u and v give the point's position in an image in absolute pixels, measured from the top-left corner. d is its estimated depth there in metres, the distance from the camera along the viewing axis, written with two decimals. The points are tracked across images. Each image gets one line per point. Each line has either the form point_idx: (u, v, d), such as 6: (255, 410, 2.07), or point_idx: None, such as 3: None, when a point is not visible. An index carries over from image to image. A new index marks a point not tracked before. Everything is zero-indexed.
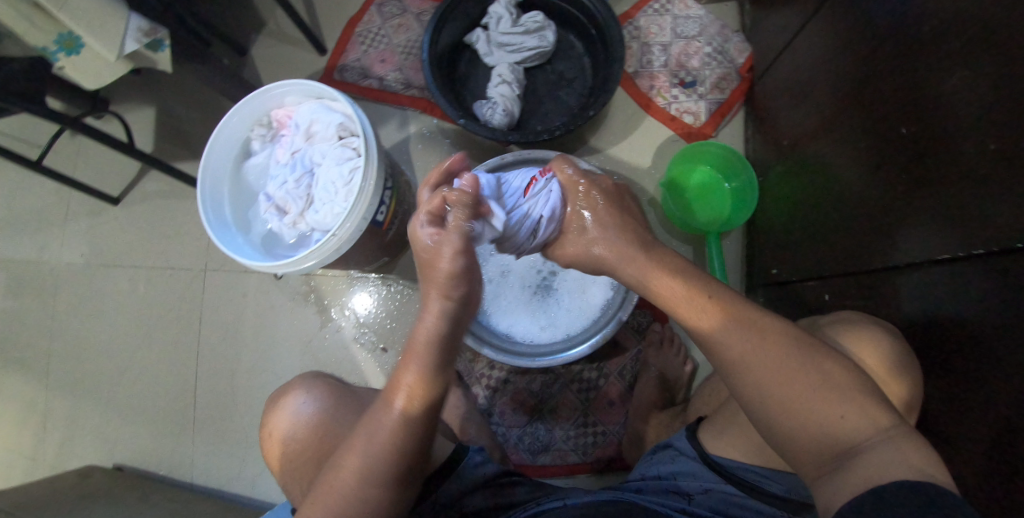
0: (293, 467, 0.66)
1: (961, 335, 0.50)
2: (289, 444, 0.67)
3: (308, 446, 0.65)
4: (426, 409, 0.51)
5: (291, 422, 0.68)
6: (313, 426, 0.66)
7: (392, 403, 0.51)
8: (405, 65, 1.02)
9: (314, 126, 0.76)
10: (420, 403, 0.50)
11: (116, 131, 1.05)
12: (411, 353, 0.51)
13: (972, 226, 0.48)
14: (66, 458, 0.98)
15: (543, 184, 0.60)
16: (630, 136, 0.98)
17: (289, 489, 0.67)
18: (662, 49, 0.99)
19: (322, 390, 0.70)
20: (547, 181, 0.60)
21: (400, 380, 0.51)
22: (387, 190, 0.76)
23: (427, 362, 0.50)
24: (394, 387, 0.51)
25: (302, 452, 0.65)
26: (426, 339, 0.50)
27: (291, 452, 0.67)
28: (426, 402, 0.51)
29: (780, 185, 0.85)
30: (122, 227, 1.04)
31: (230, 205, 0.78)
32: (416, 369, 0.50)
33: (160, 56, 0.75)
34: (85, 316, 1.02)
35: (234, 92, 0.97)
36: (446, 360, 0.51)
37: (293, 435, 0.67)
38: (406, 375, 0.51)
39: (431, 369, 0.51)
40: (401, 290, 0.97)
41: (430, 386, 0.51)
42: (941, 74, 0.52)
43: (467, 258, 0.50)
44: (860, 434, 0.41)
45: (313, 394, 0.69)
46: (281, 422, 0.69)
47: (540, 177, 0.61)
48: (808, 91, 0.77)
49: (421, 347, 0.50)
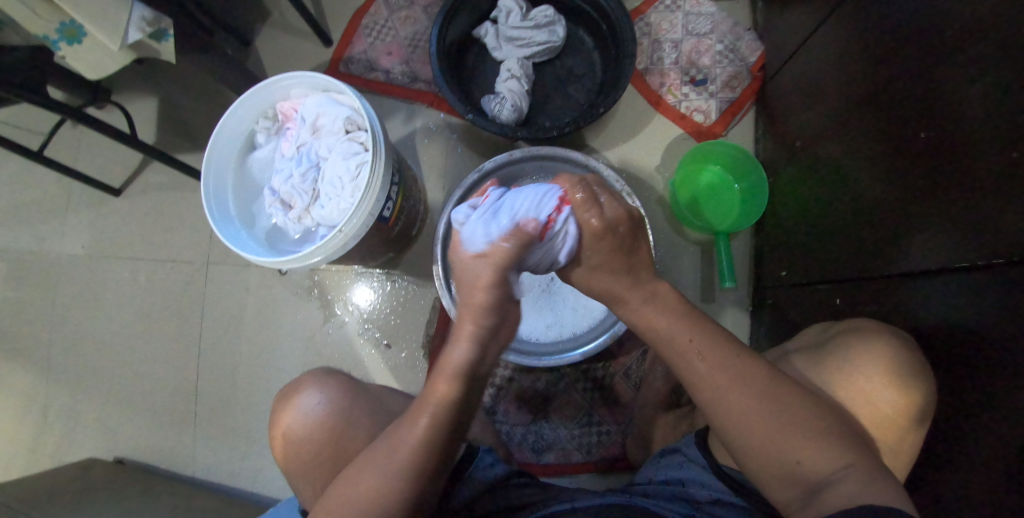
0: (307, 466, 0.65)
1: (974, 344, 0.49)
2: (299, 444, 0.66)
3: (323, 447, 0.65)
4: (450, 428, 0.52)
5: (300, 423, 0.67)
6: (325, 428, 0.66)
7: (416, 419, 0.52)
8: (411, 58, 1.01)
9: (321, 119, 0.74)
10: (445, 421, 0.52)
11: (118, 121, 1.04)
12: (439, 373, 0.53)
13: (991, 234, 0.47)
14: (66, 449, 0.97)
15: (561, 225, 0.55)
16: (639, 134, 0.97)
17: (300, 490, 0.67)
18: (673, 46, 0.98)
19: (333, 393, 0.69)
20: (565, 222, 0.55)
21: (427, 395, 0.53)
22: (393, 185, 0.75)
23: (454, 385, 0.53)
24: (420, 404, 0.53)
25: (316, 453, 0.65)
26: (458, 361, 0.53)
27: (303, 454, 0.66)
28: (450, 422, 0.52)
29: (791, 186, 0.84)
30: (124, 219, 1.03)
31: (234, 199, 0.77)
32: (442, 388, 0.52)
33: (164, 46, 0.74)
34: (87, 308, 1.01)
35: (238, 83, 0.95)
36: (472, 388, 0.54)
37: (305, 436, 0.66)
38: (433, 395, 0.53)
39: (456, 392, 0.53)
40: (404, 286, 0.96)
41: (455, 407, 0.52)
42: (963, 77, 0.51)
43: (497, 291, 0.53)
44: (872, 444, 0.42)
45: (324, 396, 0.69)
46: (291, 424, 0.68)
47: (557, 217, 0.55)
48: (821, 92, 0.76)
49: (449, 371, 0.53)
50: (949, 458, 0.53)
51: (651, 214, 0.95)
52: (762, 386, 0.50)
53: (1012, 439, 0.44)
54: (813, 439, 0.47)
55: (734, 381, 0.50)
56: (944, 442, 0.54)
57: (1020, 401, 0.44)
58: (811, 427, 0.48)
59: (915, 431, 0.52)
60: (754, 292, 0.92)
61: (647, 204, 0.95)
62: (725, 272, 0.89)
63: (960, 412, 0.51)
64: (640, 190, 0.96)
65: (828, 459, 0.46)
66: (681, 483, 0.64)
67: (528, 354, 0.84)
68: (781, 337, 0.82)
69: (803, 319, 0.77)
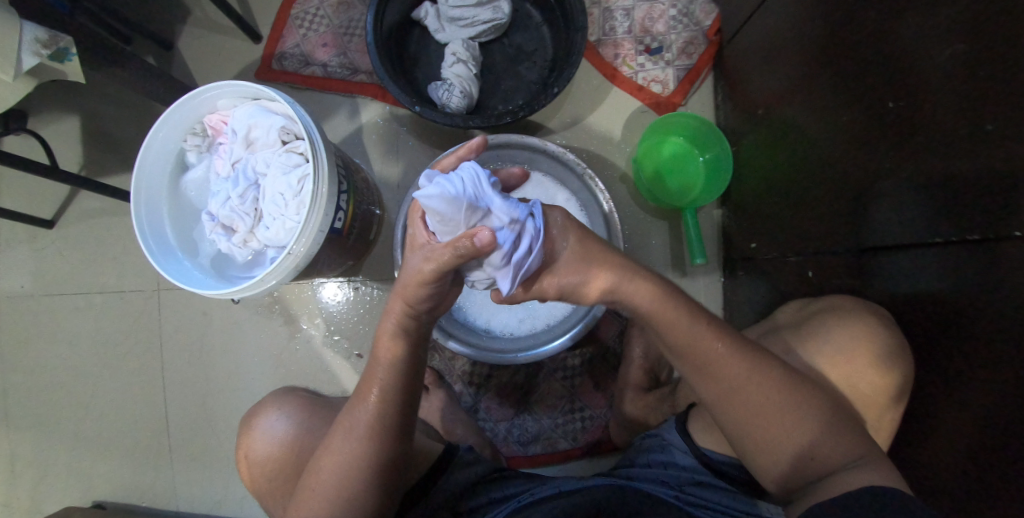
0: (272, 485, 0.64)
1: (948, 316, 0.50)
2: (264, 465, 0.65)
3: (285, 465, 0.63)
4: (401, 399, 0.53)
5: (264, 438, 0.66)
6: (286, 445, 0.64)
7: (367, 397, 0.53)
8: (349, 48, 0.94)
9: (253, 131, 0.69)
10: (393, 391, 0.53)
11: (36, 151, 0.95)
12: (379, 352, 0.54)
13: (962, 212, 0.47)
14: (41, 499, 0.93)
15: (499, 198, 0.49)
16: (597, 110, 0.93)
17: (272, 509, 0.66)
18: (625, 13, 0.93)
19: (295, 405, 0.68)
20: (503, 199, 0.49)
21: (372, 373, 0.54)
22: (342, 194, 0.71)
23: (395, 358, 0.54)
24: (368, 382, 0.54)
25: (280, 470, 0.63)
26: (392, 335, 0.54)
27: (267, 472, 0.65)
28: (399, 391, 0.53)
29: (756, 153, 0.82)
30: (63, 252, 0.96)
31: (172, 227, 0.71)
32: (385, 364, 0.53)
33: (69, 66, 0.65)
34: (39, 350, 0.96)
35: (164, 95, 0.88)
36: (415, 356, 0.55)
37: (268, 454, 0.65)
38: (377, 370, 0.54)
39: (399, 363, 0.54)
40: (370, 292, 0.93)
41: (400, 378, 0.53)
42: (928, 45, 0.48)
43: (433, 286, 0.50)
44: None
45: (285, 409, 0.68)
46: (255, 442, 0.66)
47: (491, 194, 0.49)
48: (780, 58, 0.74)
49: (388, 344, 0.54)
50: (929, 428, 0.53)
51: (616, 192, 0.93)
52: (732, 385, 0.50)
53: (990, 408, 0.45)
54: None
55: (723, 379, 0.50)
56: (924, 409, 0.54)
57: (994, 373, 0.45)
58: (785, 420, 0.49)
59: (892, 407, 0.53)
60: (725, 263, 0.91)
61: (611, 183, 0.93)
62: (695, 246, 0.87)
63: (938, 382, 0.52)
64: (604, 170, 0.93)
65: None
66: (666, 466, 0.65)
67: (503, 351, 0.82)
68: (756, 309, 0.82)
69: (776, 291, 0.77)
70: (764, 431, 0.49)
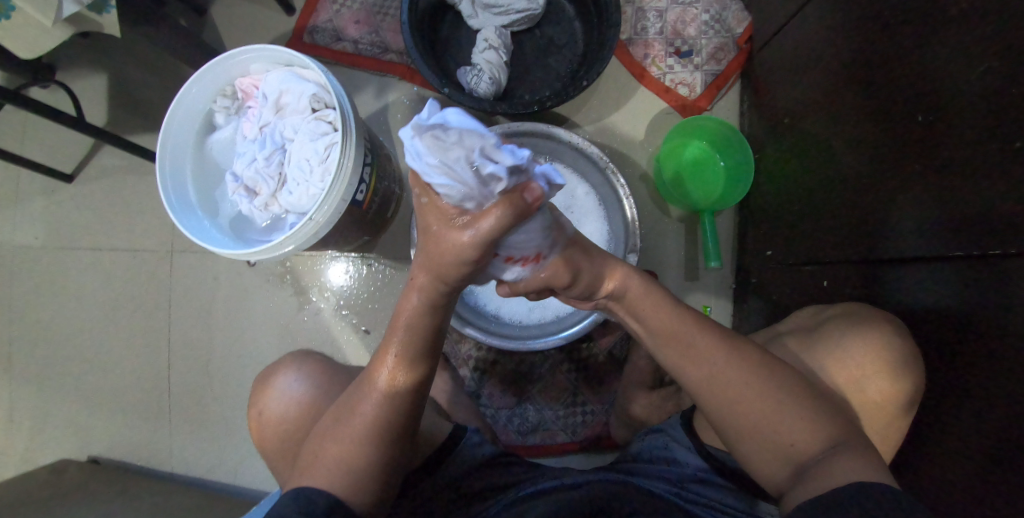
0: (284, 447, 0.63)
1: (964, 331, 0.49)
2: (278, 424, 0.64)
3: (301, 424, 0.62)
4: (413, 382, 0.50)
5: (280, 399, 0.65)
6: (303, 405, 0.63)
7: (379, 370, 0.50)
8: (381, 27, 0.94)
9: (284, 97, 0.69)
10: (406, 372, 0.49)
11: (65, 101, 0.96)
12: (397, 324, 0.49)
13: (988, 227, 0.46)
14: (37, 452, 0.93)
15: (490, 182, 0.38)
16: (622, 108, 0.93)
17: (280, 471, 0.65)
18: (658, 15, 0.94)
19: (313, 367, 0.67)
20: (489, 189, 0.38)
21: (387, 345, 0.50)
22: (366, 166, 0.70)
23: (413, 333, 0.49)
24: (382, 353, 0.50)
25: (294, 431, 0.63)
26: (414, 307, 0.48)
27: (280, 432, 0.64)
28: (412, 373, 0.50)
29: (778, 161, 0.82)
30: (79, 207, 0.96)
31: (195, 186, 0.72)
32: (403, 337, 0.49)
33: (106, 19, 0.65)
34: (46, 303, 0.96)
35: (195, 59, 0.88)
36: (433, 335, 0.50)
37: (284, 413, 0.64)
38: (392, 343, 0.49)
39: (416, 339, 0.49)
40: (381, 269, 0.93)
41: (419, 358, 0.50)
42: (965, 61, 0.48)
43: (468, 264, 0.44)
44: (815, 451, 0.47)
45: (304, 371, 0.67)
46: (271, 402, 0.65)
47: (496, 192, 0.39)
48: (811, 69, 0.73)
49: (407, 318, 0.49)
50: (934, 437, 0.54)
51: (635, 191, 0.93)
52: (749, 387, 0.49)
53: (1003, 421, 0.45)
54: (802, 427, 0.48)
55: (737, 373, 0.50)
56: (934, 424, 0.54)
57: (1007, 388, 0.45)
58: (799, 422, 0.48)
59: (899, 415, 0.53)
60: (738, 270, 0.91)
61: (631, 181, 0.93)
62: (710, 250, 0.88)
63: (947, 393, 0.52)
64: (624, 167, 0.93)
65: (800, 456, 0.47)
66: (668, 462, 0.64)
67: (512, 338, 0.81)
68: (767, 317, 0.81)
69: (788, 299, 0.77)
70: (777, 433, 0.48)
